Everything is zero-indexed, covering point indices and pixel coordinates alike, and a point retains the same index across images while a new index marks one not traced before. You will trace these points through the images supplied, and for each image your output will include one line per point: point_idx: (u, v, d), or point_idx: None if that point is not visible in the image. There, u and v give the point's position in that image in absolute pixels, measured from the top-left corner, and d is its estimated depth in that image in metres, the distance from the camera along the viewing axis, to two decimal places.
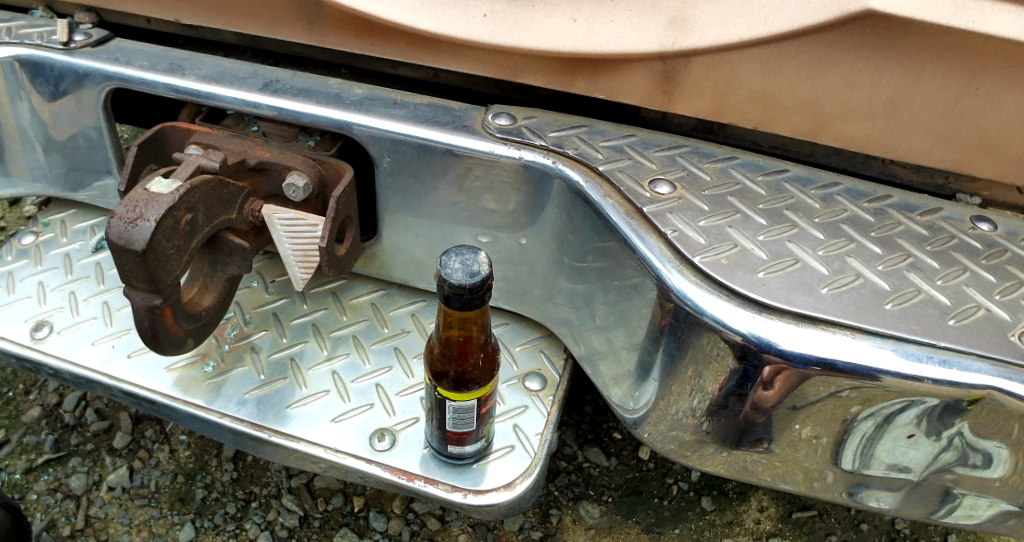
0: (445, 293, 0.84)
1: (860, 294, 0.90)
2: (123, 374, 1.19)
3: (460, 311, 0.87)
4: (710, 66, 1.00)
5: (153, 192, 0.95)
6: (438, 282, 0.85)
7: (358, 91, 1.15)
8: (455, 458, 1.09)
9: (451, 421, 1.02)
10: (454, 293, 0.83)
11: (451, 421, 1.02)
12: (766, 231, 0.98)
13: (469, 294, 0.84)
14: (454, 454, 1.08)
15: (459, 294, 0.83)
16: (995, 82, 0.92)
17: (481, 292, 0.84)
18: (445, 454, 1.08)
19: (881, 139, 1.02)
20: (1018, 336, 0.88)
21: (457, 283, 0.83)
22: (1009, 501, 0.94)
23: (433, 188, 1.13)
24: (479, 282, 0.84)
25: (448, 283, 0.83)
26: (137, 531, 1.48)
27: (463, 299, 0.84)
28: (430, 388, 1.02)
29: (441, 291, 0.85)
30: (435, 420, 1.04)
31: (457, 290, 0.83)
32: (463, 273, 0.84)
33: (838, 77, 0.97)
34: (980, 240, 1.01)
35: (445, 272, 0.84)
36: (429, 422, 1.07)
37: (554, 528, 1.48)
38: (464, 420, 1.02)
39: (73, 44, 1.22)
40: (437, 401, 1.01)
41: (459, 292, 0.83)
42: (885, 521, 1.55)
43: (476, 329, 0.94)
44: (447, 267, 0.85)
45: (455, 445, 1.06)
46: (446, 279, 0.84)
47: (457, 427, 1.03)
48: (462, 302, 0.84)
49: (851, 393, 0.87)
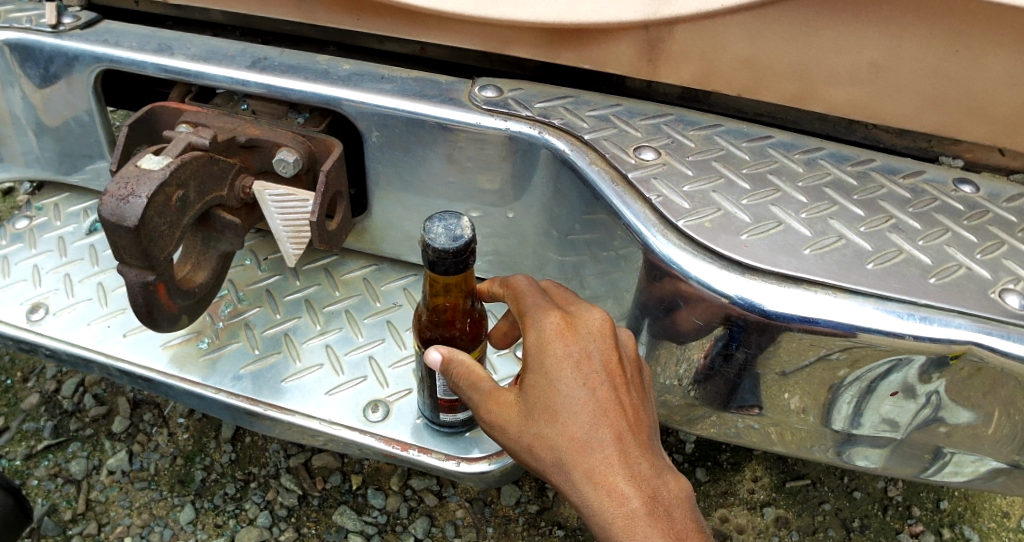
0: (429, 258, 0.85)
1: (843, 254, 0.91)
2: (120, 353, 1.20)
3: (446, 276, 0.88)
4: (693, 33, 1.01)
5: (144, 169, 0.97)
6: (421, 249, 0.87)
7: (346, 67, 1.16)
8: (447, 427, 1.10)
9: (442, 390, 1.03)
10: (438, 257, 0.84)
11: (443, 389, 1.03)
12: (750, 195, 0.99)
13: (453, 258, 0.85)
14: (446, 422, 1.09)
15: (443, 258, 0.84)
16: (975, 44, 0.92)
17: (464, 256, 0.85)
18: (437, 422, 1.10)
19: (864, 104, 1.03)
20: (999, 293, 0.89)
21: (441, 247, 0.84)
22: (994, 456, 0.95)
23: (422, 161, 1.14)
24: (462, 246, 0.84)
25: (432, 247, 0.84)
26: (138, 514, 1.49)
27: (447, 263, 0.85)
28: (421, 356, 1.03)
29: (423, 258, 0.87)
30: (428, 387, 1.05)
31: (441, 254, 0.84)
32: (446, 238, 0.85)
33: (820, 41, 0.98)
34: (963, 202, 1.02)
35: (427, 240, 0.85)
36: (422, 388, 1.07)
37: (550, 501, 1.50)
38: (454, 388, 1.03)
39: (61, 27, 1.22)
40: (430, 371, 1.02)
41: (443, 256, 0.84)
42: (877, 488, 1.57)
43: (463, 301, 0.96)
44: (431, 232, 0.85)
45: (447, 413, 1.07)
46: (428, 248, 0.85)
47: (448, 395, 1.04)
48: (447, 266, 0.85)
49: (840, 354, 0.89)
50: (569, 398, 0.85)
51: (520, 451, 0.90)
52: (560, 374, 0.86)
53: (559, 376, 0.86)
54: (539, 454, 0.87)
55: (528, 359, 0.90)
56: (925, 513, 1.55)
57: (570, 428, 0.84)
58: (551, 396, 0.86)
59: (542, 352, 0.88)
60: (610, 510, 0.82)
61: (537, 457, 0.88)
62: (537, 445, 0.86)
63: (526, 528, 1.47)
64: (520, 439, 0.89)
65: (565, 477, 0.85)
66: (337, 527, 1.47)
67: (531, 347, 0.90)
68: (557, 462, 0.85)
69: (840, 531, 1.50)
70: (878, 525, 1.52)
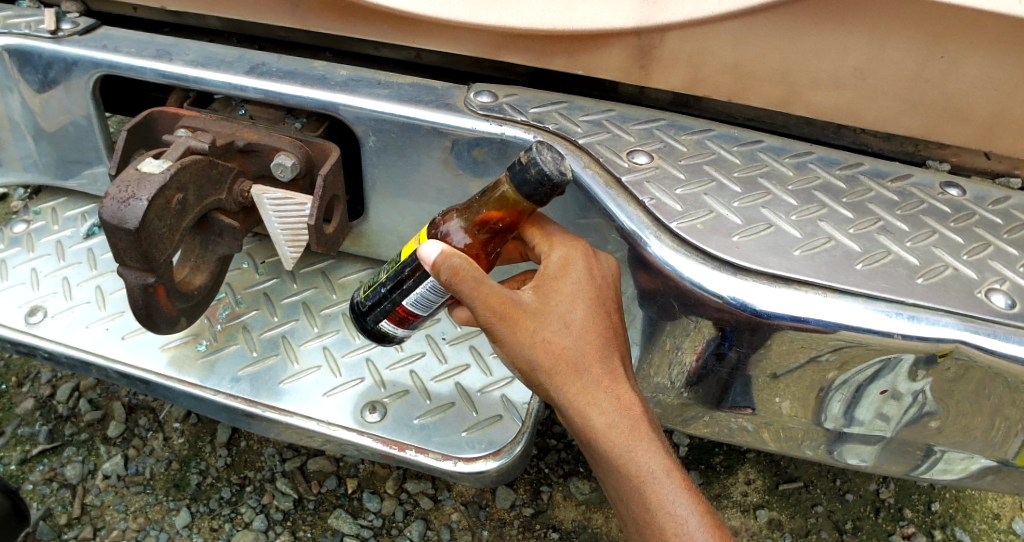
0: (527, 174, 0.87)
1: (832, 255, 0.93)
2: (118, 355, 1.20)
3: (521, 197, 0.90)
4: (684, 39, 1.03)
5: (145, 172, 0.98)
6: (513, 168, 0.89)
7: (343, 73, 1.18)
8: (379, 338, 1.09)
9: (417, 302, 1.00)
10: (538, 178, 0.87)
11: (415, 304, 1.01)
12: (740, 198, 1.01)
13: (547, 187, 0.87)
14: (381, 335, 1.08)
15: (541, 181, 0.87)
16: (958, 49, 0.95)
17: (554, 192, 0.89)
18: (370, 333, 1.09)
19: (852, 108, 1.05)
20: (984, 292, 0.91)
21: (548, 172, 0.86)
22: (983, 454, 0.97)
23: (418, 165, 1.15)
24: (563, 183, 0.88)
25: (540, 167, 0.86)
26: (134, 518, 1.49)
27: (539, 186, 0.87)
28: (411, 261, 0.97)
29: (513, 177, 0.89)
30: (394, 292, 1.00)
31: (543, 177, 0.86)
32: (555, 168, 0.87)
33: (807, 47, 1.00)
34: (949, 204, 1.04)
35: (527, 158, 0.87)
36: (381, 291, 1.02)
37: (545, 504, 1.51)
38: (426, 305, 1.00)
39: (60, 33, 1.23)
40: (416, 280, 0.97)
41: (542, 180, 0.87)
42: (869, 490, 1.59)
43: (499, 239, 0.97)
44: (542, 153, 0.87)
45: (391, 325, 1.05)
46: (526, 167, 0.87)
47: (416, 309, 1.01)
48: (535, 189, 0.88)
49: (830, 356, 0.90)
50: (591, 311, 0.95)
51: (524, 354, 0.94)
52: (586, 291, 0.95)
53: (586, 293, 0.95)
54: (556, 355, 0.93)
55: (548, 272, 0.96)
56: (917, 515, 1.56)
57: (589, 340, 0.94)
58: (576, 305, 0.94)
59: (566, 267, 0.96)
60: (615, 412, 0.93)
61: (549, 360, 0.93)
62: (555, 347, 0.93)
63: (521, 531, 1.48)
64: (532, 340, 0.93)
65: (578, 380, 0.94)
66: (332, 530, 1.47)
67: (556, 263, 0.97)
68: (574, 364, 0.93)
69: (832, 533, 1.52)
70: (870, 527, 1.54)
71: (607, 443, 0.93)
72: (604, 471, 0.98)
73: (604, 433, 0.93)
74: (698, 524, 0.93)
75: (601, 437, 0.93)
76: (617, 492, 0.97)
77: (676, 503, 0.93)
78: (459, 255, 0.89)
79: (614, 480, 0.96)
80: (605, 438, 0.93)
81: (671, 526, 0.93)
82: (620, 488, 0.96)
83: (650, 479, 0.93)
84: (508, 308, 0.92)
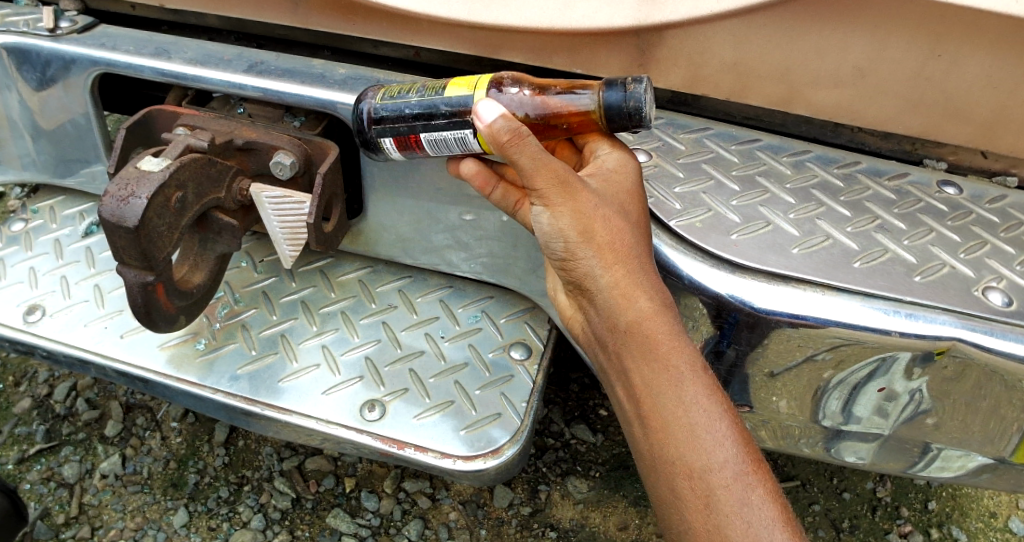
0: (624, 101, 0.88)
1: (830, 253, 0.94)
2: (116, 353, 1.20)
3: (600, 114, 0.91)
4: (684, 38, 1.04)
5: (144, 170, 0.98)
6: (610, 90, 0.89)
7: (342, 71, 1.17)
8: (368, 148, 1.05)
9: (435, 142, 0.99)
10: (629, 110, 0.88)
11: (433, 149, 1.01)
12: (739, 196, 1.01)
13: (626, 122, 0.89)
14: (374, 147, 1.04)
15: (628, 115, 0.88)
16: (957, 48, 0.95)
17: (624, 128, 0.91)
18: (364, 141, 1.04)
19: (850, 107, 1.06)
20: (981, 290, 0.91)
21: (643, 114, 0.88)
22: (980, 452, 0.97)
23: (417, 163, 1.15)
24: (639, 128, 0.90)
25: (641, 104, 0.88)
26: (131, 517, 1.49)
27: (620, 116, 0.89)
28: (457, 101, 0.95)
29: (605, 99, 0.89)
30: (419, 122, 0.98)
31: (635, 112, 0.88)
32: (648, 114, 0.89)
33: (806, 46, 1.00)
34: (946, 203, 1.05)
35: (630, 88, 0.88)
36: (404, 112, 0.98)
37: (543, 503, 1.51)
38: (439, 147, 1.00)
39: (59, 31, 1.23)
40: (450, 121, 0.96)
41: (632, 114, 0.88)
42: (866, 489, 1.59)
43: (550, 131, 0.96)
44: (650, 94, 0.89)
45: (392, 147, 1.02)
46: (624, 96, 0.88)
47: (429, 149, 1.01)
48: (616, 115, 0.89)
49: (826, 354, 0.91)
50: (642, 211, 0.90)
51: (575, 226, 0.84)
52: (636, 196, 0.91)
53: (636, 199, 0.91)
54: (611, 236, 0.84)
55: (603, 168, 0.92)
56: (913, 514, 1.57)
57: (639, 234, 0.87)
58: (631, 200, 0.90)
59: (620, 168, 0.92)
60: (662, 306, 0.83)
61: (602, 238, 0.84)
62: (610, 224, 0.84)
63: (519, 529, 1.48)
64: (586, 212, 0.84)
65: (627, 265, 0.84)
66: (330, 529, 1.47)
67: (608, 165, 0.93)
68: (627, 249, 0.84)
69: (829, 532, 1.52)
70: (867, 526, 1.54)
71: (648, 330, 0.82)
72: (627, 364, 0.85)
73: (648, 319, 0.82)
74: (728, 426, 0.81)
75: (645, 323, 0.82)
76: (639, 386, 0.84)
77: (710, 401, 0.81)
78: (520, 124, 0.83)
79: (643, 371, 0.83)
80: (648, 325, 0.82)
81: (705, 439, 0.80)
82: (645, 381, 0.83)
83: (687, 372, 0.82)
84: (570, 179, 0.83)
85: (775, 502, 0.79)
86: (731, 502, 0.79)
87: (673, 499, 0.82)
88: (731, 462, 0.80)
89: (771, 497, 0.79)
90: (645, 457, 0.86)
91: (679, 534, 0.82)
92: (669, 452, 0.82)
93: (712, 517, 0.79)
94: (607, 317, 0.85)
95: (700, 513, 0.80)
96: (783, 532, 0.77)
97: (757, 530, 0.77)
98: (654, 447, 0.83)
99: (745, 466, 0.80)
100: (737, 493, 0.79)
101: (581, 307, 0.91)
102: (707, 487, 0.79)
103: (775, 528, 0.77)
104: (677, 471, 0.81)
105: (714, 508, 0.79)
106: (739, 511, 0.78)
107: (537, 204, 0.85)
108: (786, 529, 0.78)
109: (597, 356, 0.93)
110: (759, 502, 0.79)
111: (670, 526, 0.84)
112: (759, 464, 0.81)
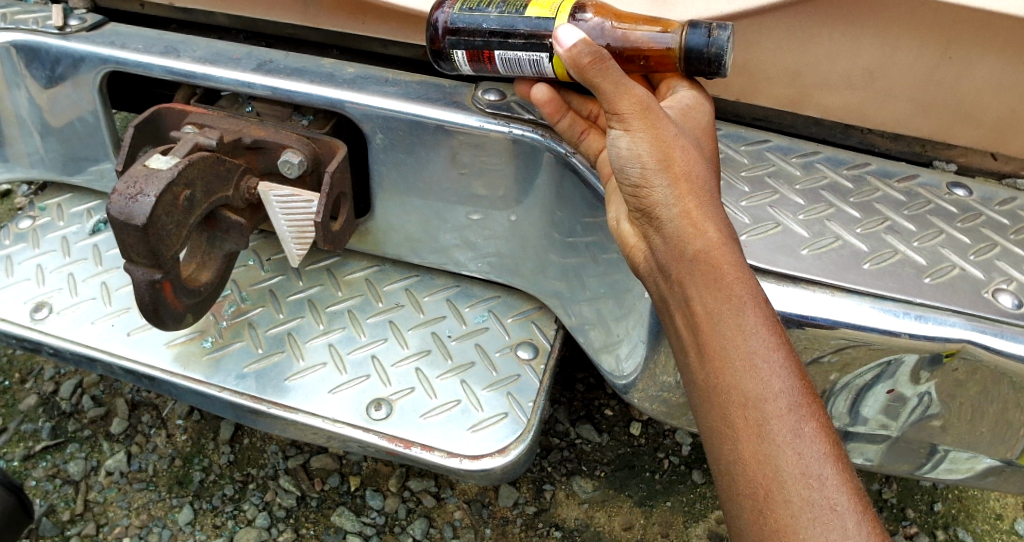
0: (705, 45, 0.88)
1: (840, 255, 0.93)
2: (123, 351, 1.21)
3: (679, 56, 0.91)
4: None
5: (152, 168, 0.98)
6: (694, 31, 0.89)
7: (351, 70, 1.18)
8: (439, 59, 1.02)
9: (510, 62, 0.99)
10: (709, 55, 0.89)
11: (506, 69, 1.00)
12: (749, 197, 1.02)
13: (705, 66, 0.90)
14: (447, 60, 1.02)
15: (708, 59, 0.89)
16: (967, 52, 0.95)
17: (701, 72, 0.91)
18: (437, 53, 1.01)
19: (861, 110, 1.05)
20: (992, 293, 0.91)
21: (722, 59, 0.89)
22: (989, 454, 0.97)
23: (426, 162, 1.15)
24: (718, 73, 0.90)
25: (722, 50, 0.88)
26: (137, 515, 1.49)
27: (699, 60, 0.89)
28: (537, 22, 0.94)
29: (687, 40, 0.89)
30: (496, 38, 0.97)
31: (715, 57, 0.88)
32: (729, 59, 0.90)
33: (818, 48, 1.00)
34: (956, 204, 1.04)
35: (714, 33, 0.88)
36: (481, 25, 0.97)
37: (548, 503, 1.51)
38: (513, 67, 0.99)
39: (68, 28, 1.23)
40: (528, 42, 0.95)
41: (711, 59, 0.89)
42: (872, 491, 1.59)
43: (628, 66, 0.96)
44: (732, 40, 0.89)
45: (463, 60, 1.00)
46: (706, 41, 0.88)
47: (504, 69, 1.00)
48: (694, 59, 0.89)
49: (832, 357, 0.91)
50: (710, 149, 0.89)
51: (654, 153, 0.81)
52: (705, 135, 0.90)
53: (708, 136, 0.90)
54: (687, 166, 0.81)
55: (681, 102, 0.92)
56: (919, 516, 1.56)
57: (709, 168, 0.84)
58: (704, 136, 0.90)
59: (696, 105, 0.92)
60: (728, 236, 0.78)
61: (679, 168, 0.81)
62: (686, 153, 0.82)
63: (524, 529, 1.48)
64: (657, 141, 0.82)
65: (699, 199, 0.80)
66: (336, 528, 1.47)
67: (684, 101, 0.92)
68: (701, 184, 0.81)
69: None
70: None
71: (715, 259, 0.76)
72: (687, 291, 0.77)
73: (717, 249, 0.77)
74: (787, 356, 0.73)
75: (712, 251, 0.76)
76: (699, 314, 0.76)
77: (770, 330, 0.74)
78: (599, 48, 0.83)
79: (704, 298, 0.76)
80: (714, 254, 0.76)
81: (761, 372, 0.72)
82: (706, 307, 0.76)
83: (748, 301, 0.75)
84: (652, 106, 0.82)
85: (828, 436, 0.70)
86: (786, 438, 0.70)
87: (723, 431, 0.74)
88: (786, 392, 0.71)
89: (824, 432, 0.71)
90: (696, 389, 0.78)
91: (726, 471, 0.74)
92: (722, 380, 0.74)
93: (762, 448, 0.70)
94: (674, 245, 0.79)
95: (750, 443, 0.71)
96: (835, 467, 0.69)
97: (809, 463, 0.69)
98: (707, 375, 0.75)
99: (801, 397, 0.71)
100: (791, 424, 0.70)
101: (645, 238, 0.84)
102: (760, 416, 0.71)
103: (827, 463, 0.69)
104: (729, 399, 0.73)
105: (766, 438, 0.70)
106: (793, 446, 0.69)
107: (615, 128, 0.84)
108: (838, 465, 0.69)
109: (654, 291, 0.85)
110: (813, 435, 0.70)
111: (716, 461, 0.75)
112: (817, 400, 0.73)
